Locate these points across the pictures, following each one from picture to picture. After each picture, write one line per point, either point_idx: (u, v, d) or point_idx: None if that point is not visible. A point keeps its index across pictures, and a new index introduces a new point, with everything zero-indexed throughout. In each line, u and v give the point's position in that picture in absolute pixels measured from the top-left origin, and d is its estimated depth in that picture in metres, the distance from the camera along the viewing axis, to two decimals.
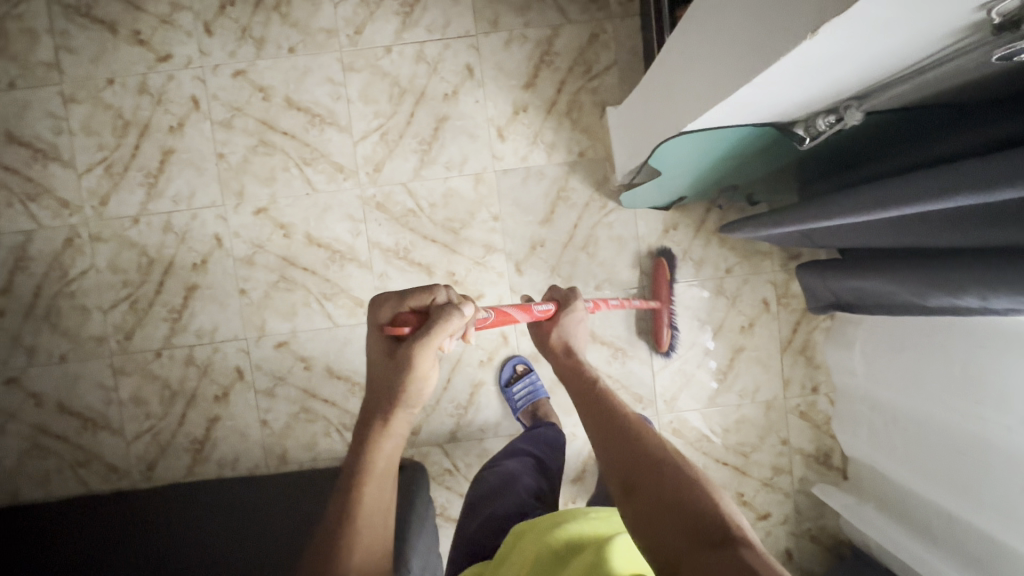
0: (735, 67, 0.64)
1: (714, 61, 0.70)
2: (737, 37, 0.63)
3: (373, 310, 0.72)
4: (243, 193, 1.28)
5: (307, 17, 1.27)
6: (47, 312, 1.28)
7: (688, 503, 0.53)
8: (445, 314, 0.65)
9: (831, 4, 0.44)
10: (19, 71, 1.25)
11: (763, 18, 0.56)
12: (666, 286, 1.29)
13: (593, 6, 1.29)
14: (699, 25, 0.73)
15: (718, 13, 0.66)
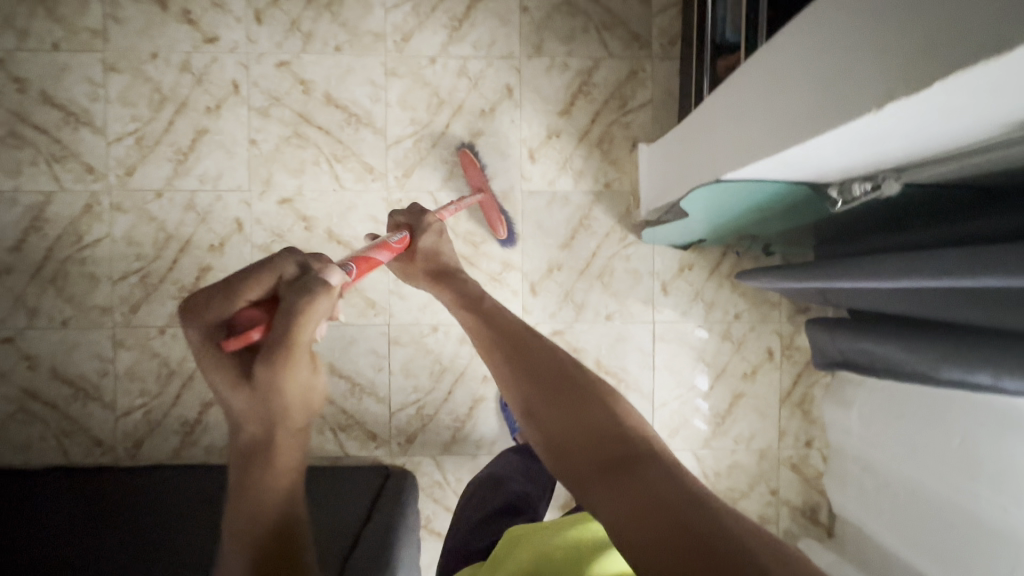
0: (789, 127, 0.66)
1: (765, 118, 0.72)
2: (794, 99, 0.65)
3: (190, 321, 0.54)
4: (269, 181, 1.29)
5: (357, 18, 1.29)
6: (55, 275, 1.27)
7: (600, 433, 0.58)
8: (313, 296, 0.52)
9: (904, 82, 0.46)
10: (64, 33, 1.25)
11: (827, 87, 0.58)
12: (478, 173, 1.21)
13: (635, 45, 1.33)
14: (755, 78, 0.75)
15: (778, 73, 0.68)
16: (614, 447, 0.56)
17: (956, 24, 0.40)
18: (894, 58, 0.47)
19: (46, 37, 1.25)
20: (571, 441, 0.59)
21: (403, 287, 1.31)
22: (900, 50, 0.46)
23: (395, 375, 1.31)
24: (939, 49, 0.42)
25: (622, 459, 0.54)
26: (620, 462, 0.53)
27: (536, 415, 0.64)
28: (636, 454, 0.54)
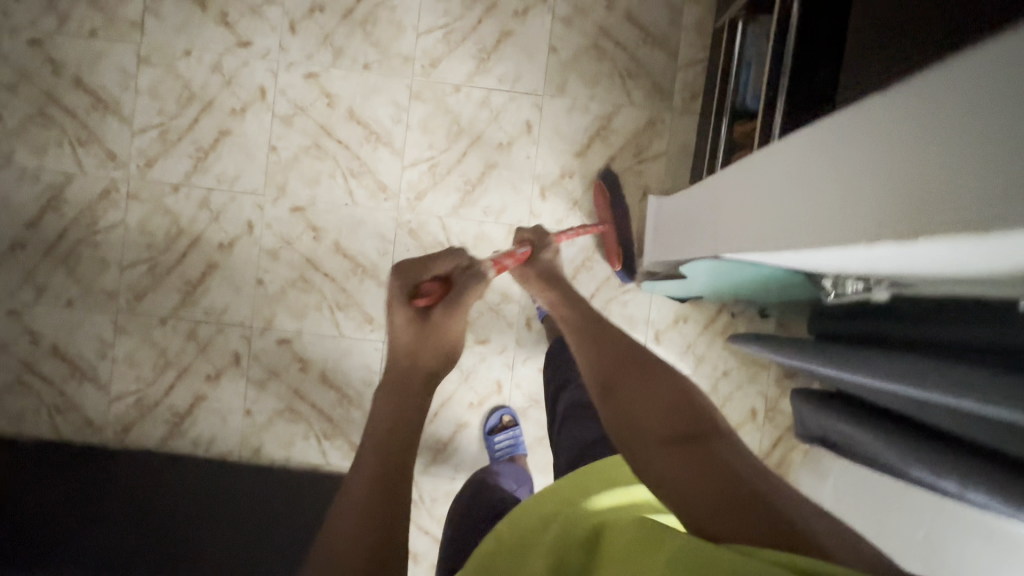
0: (784, 233, 0.69)
1: (765, 215, 0.75)
2: (791, 208, 0.68)
3: (395, 280, 0.69)
4: (284, 188, 1.32)
5: (389, 39, 1.31)
6: (67, 256, 1.30)
7: (666, 404, 0.57)
8: (482, 278, 0.70)
9: (887, 232, 0.49)
10: (103, 22, 1.29)
11: (822, 207, 0.60)
12: (605, 209, 1.29)
13: (658, 96, 1.35)
14: (762, 168, 0.78)
15: (785, 171, 0.71)
16: (679, 419, 0.55)
17: (936, 189, 0.43)
18: (883, 199, 0.49)
19: (85, 23, 1.28)
20: (633, 417, 0.57)
21: None
22: (889, 194, 0.49)
23: None
24: (918, 208, 0.45)
25: (686, 431, 0.53)
26: (686, 437, 0.53)
27: (611, 389, 0.62)
28: (698, 427, 0.54)
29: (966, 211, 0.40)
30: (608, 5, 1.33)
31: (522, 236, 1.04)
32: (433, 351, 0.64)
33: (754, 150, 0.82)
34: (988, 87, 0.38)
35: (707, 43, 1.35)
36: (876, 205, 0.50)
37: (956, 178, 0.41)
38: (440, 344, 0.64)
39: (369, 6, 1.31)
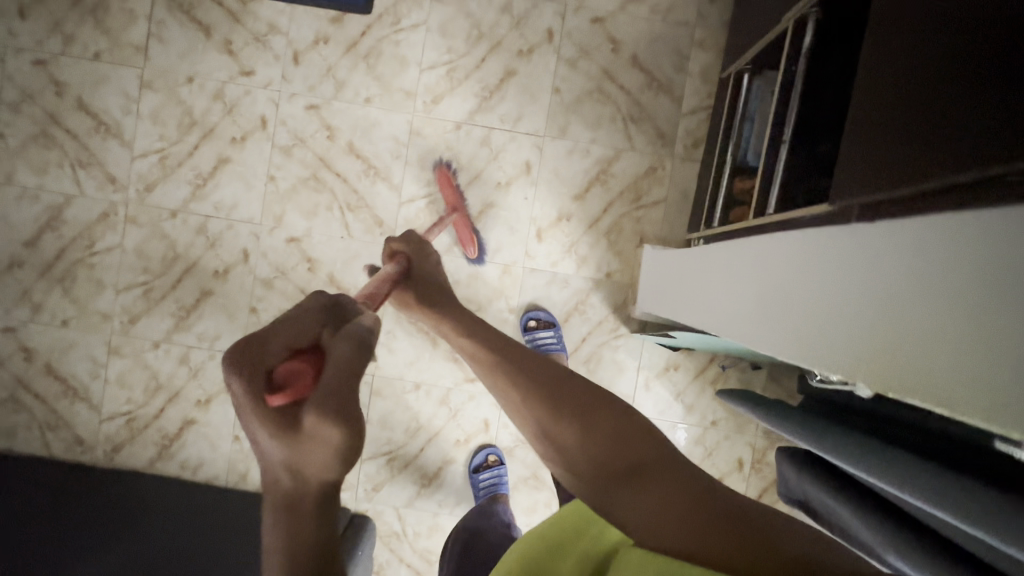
0: (771, 333, 0.68)
1: (754, 307, 0.74)
2: (780, 310, 0.67)
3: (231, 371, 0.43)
4: (281, 219, 1.32)
5: (392, 73, 1.31)
6: (63, 276, 1.32)
7: (617, 448, 0.56)
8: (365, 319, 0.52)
9: (868, 372, 0.48)
10: (108, 45, 1.29)
11: (809, 321, 0.60)
12: (451, 189, 1.28)
13: (659, 142, 1.34)
14: (762, 259, 0.77)
15: (783, 270, 0.69)
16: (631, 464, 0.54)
17: (931, 345, 0.42)
18: (877, 336, 0.48)
19: (90, 46, 1.29)
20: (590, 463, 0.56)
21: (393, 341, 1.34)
22: (883, 332, 0.47)
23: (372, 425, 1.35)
24: (912, 358, 0.43)
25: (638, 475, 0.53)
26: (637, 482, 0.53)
27: (554, 435, 0.60)
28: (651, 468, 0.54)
29: (947, 382, 0.39)
30: (613, 48, 1.32)
31: (392, 246, 0.92)
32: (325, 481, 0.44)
33: (753, 236, 0.82)
34: (979, 262, 0.39)
35: (712, 91, 1.33)
36: (869, 338, 0.49)
37: (939, 344, 0.41)
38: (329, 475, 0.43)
39: (373, 40, 1.31)
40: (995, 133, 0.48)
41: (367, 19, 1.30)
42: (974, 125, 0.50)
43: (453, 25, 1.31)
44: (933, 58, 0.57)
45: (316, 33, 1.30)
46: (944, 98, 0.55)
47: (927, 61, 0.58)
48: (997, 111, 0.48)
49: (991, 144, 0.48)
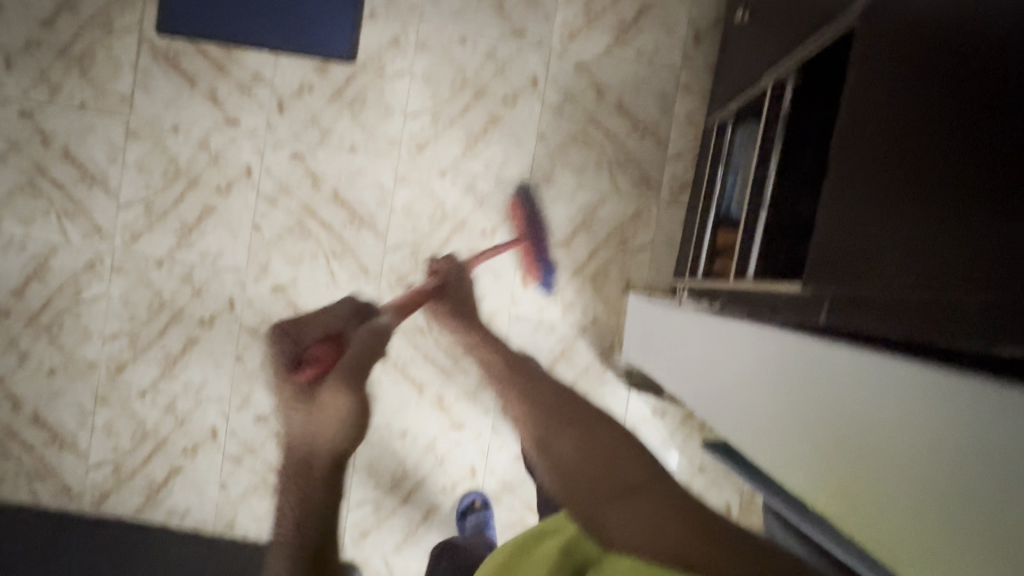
0: (746, 425, 0.71)
1: (728, 393, 0.77)
2: (752, 406, 0.70)
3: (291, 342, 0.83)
4: (266, 267, 1.32)
5: (377, 121, 1.31)
6: (50, 324, 1.32)
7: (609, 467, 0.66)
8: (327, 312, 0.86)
9: (838, 504, 0.52)
10: (93, 95, 1.29)
11: (780, 430, 0.63)
12: (526, 224, 1.29)
13: (645, 187, 1.33)
14: (728, 344, 0.79)
15: (752, 365, 0.71)
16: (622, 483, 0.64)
17: (901, 487, 0.44)
18: (853, 467, 0.50)
19: (76, 95, 1.29)
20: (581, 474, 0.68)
21: (379, 387, 1.34)
22: (856, 458, 0.50)
23: (358, 472, 1.35)
24: (883, 508, 0.46)
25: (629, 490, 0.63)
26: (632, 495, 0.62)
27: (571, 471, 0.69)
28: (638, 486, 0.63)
29: (910, 542, 0.43)
30: (598, 93, 1.32)
31: (434, 266, 1.17)
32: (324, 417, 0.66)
33: (725, 315, 0.83)
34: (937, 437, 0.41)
35: (698, 135, 1.33)
36: (843, 458, 0.52)
37: (903, 504, 0.44)
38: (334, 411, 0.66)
39: (358, 88, 1.31)
40: (947, 275, 0.49)
41: (352, 66, 1.31)
42: (924, 260, 0.52)
43: (437, 72, 1.31)
44: (888, 180, 0.60)
45: (300, 81, 1.31)
46: (901, 224, 0.56)
47: (883, 183, 0.60)
48: (949, 255, 0.49)
49: (940, 286, 0.50)
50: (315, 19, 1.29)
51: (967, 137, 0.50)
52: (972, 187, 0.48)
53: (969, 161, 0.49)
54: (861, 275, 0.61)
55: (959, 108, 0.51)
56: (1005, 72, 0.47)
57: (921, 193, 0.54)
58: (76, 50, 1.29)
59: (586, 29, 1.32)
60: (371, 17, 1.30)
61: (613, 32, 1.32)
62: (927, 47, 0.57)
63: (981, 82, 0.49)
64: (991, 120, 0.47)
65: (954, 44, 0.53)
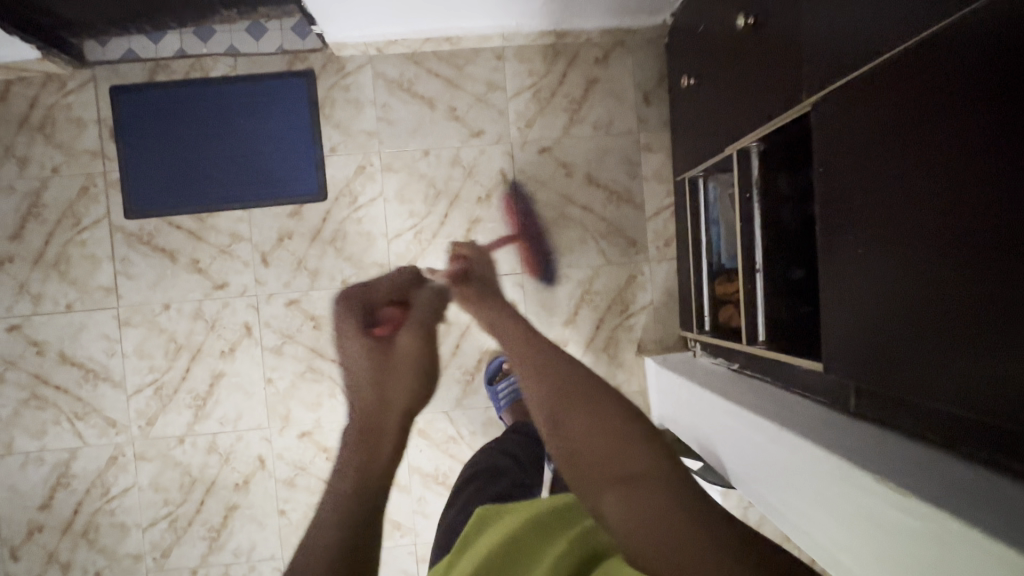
0: (795, 521, 0.78)
1: (772, 485, 0.83)
2: (800, 508, 0.76)
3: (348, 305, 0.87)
4: (288, 417, 1.32)
5: (362, 250, 1.32)
6: (86, 528, 1.30)
7: (622, 441, 0.49)
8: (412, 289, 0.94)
9: None
10: (78, 293, 1.29)
11: (832, 542, 0.69)
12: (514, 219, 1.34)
13: (633, 250, 1.36)
14: (756, 428, 0.87)
15: (794, 467, 0.77)
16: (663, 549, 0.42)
17: None
18: None
19: (60, 299, 1.28)
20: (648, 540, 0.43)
21: (426, 506, 1.34)
22: (886, 560, 0.59)
23: None
24: None
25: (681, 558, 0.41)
26: (643, 485, 0.46)
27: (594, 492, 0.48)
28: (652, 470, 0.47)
29: None
30: (566, 172, 1.35)
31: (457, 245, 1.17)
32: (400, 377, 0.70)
33: (755, 412, 0.88)
34: None
35: (670, 189, 1.37)
36: (883, 563, 0.60)
37: None
38: (403, 370, 0.71)
39: (336, 223, 1.32)
40: (974, 384, 0.57)
41: (325, 204, 1.32)
42: (940, 375, 0.60)
43: (409, 189, 1.32)
44: (895, 273, 0.65)
45: (278, 230, 1.31)
46: (915, 320, 0.63)
47: (891, 276, 0.66)
48: (961, 375, 0.58)
49: (962, 402, 0.58)
50: (278, 168, 1.31)
51: (954, 281, 0.57)
52: (966, 326, 0.56)
53: (967, 299, 0.56)
54: (875, 372, 0.70)
55: (947, 251, 0.58)
56: (988, 227, 0.53)
57: (921, 312, 0.62)
58: (51, 254, 1.28)
59: (541, 114, 1.35)
60: (332, 152, 1.31)
61: (566, 111, 1.35)
62: (904, 170, 0.63)
63: (965, 229, 0.56)
64: (976, 275, 0.55)
65: (933, 176, 0.59)
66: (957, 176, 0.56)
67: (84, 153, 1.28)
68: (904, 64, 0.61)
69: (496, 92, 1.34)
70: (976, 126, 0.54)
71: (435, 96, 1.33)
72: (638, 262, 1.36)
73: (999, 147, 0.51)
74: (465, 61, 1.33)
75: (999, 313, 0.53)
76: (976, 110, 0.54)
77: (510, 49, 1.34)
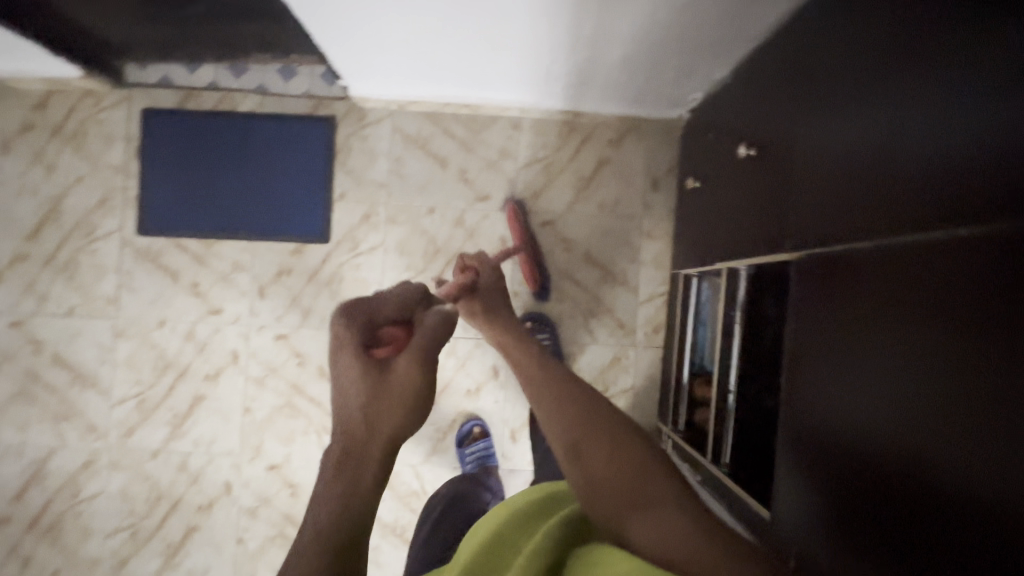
0: None
1: None
2: None
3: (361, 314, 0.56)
4: (260, 448, 1.34)
5: (355, 296, 1.35)
6: (51, 527, 1.33)
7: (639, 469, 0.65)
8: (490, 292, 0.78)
9: None
10: (80, 299, 1.34)
11: None
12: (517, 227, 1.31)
13: (621, 333, 1.37)
14: None
15: None
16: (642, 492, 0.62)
17: None
18: None
19: (63, 302, 1.33)
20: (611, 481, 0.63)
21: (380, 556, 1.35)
22: None
23: None
24: None
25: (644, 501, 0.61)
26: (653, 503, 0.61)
27: (580, 453, 0.67)
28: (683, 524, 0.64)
29: None
30: (565, 247, 1.37)
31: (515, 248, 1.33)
32: (387, 414, 0.52)
33: None
34: None
35: (666, 278, 1.37)
36: None
37: None
38: (399, 402, 0.53)
39: (334, 266, 1.35)
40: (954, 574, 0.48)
41: (326, 247, 1.35)
42: (896, 549, 0.55)
43: (409, 243, 1.35)
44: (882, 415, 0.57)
45: (278, 265, 1.35)
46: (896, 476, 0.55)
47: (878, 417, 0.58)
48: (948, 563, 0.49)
49: None
50: (287, 205, 1.35)
51: (942, 447, 0.49)
52: (921, 502, 0.51)
53: (952, 471, 0.48)
54: (852, 522, 0.62)
55: (937, 407, 0.50)
56: (985, 392, 0.45)
57: (905, 470, 0.53)
58: (62, 258, 1.34)
59: (548, 187, 1.37)
60: (341, 197, 1.35)
61: (574, 187, 1.37)
62: (900, 309, 0.56)
63: (922, 394, 0.52)
64: (966, 448, 0.47)
65: (899, 333, 0.56)
66: (918, 337, 0.53)
67: (108, 167, 1.34)
68: (886, 214, 0.59)
69: (508, 160, 1.36)
70: (940, 289, 0.51)
71: (448, 156, 1.36)
72: (625, 344, 1.37)
73: (960, 315, 0.48)
74: (482, 126, 1.36)
75: (953, 495, 0.48)
76: (944, 274, 0.51)
77: (527, 120, 1.36)
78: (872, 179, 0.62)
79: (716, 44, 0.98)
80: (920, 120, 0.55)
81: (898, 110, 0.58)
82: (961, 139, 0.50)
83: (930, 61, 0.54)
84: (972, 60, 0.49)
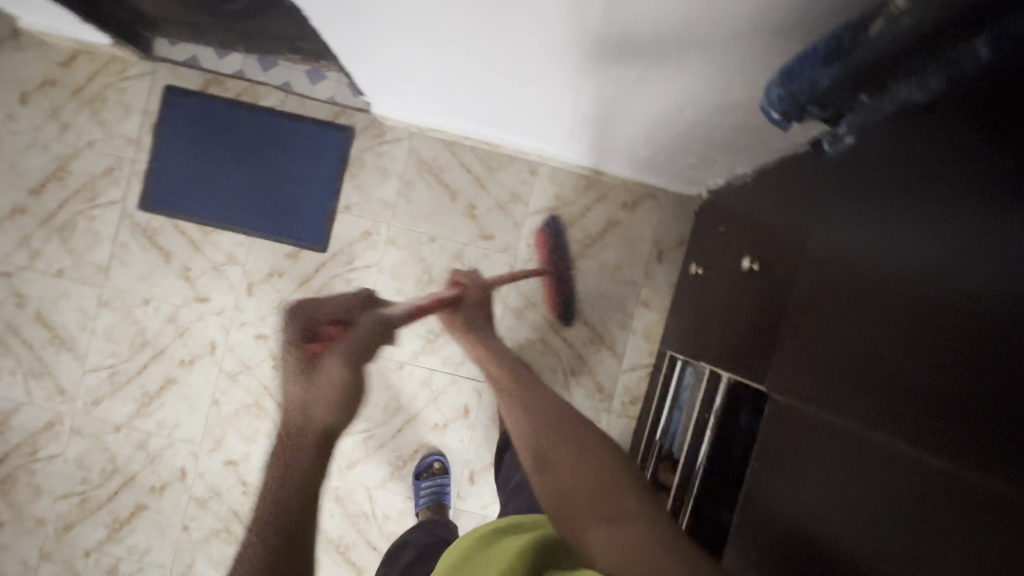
0: None
1: None
2: None
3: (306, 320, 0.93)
4: (221, 441, 1.34)
5: None
6: (4, 479, 1.34)
7: (595, 488, 0.58)
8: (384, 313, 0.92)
9: None
10: (71, 263, 1.33)
11: None
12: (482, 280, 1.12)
13: (598, 396, 1.36)
14: None
15: None
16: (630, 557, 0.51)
17: None
18: None
19: (54, 262, 1.33)
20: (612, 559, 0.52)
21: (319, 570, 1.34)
22: None
23: None
24: None
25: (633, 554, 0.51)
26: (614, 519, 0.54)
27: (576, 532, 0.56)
28: (639, 513, 0.54)
29: None
30: (559, 301, 1.35)
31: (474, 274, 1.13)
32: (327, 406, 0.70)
33: None
34: None
35: (653, 351, 1.36)
36: None
37: None
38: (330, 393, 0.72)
39: (326, 277, 1.34)
40: None
41: (322, 256, 1.34)
42: None
43: (405, 268, 1.34)
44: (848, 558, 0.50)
45: (271, 266, 1.34)
46: None
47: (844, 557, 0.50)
48: None
49: None
50: (290, 207, 1.34)
51: None
52: None
53: None
54: None
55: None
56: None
57: None
58: (61, 219, 1.33)
59: (553, 238, 1.35)
60: (346, 210, 1.34)
61: (579, 243, 1.35)
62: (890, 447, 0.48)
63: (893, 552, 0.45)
64: None
65: (880, 464, 0.49)
66: (898, 474, 0.46)
67: (121, 137, 1.33)
68: (875, 333, 0.52)
69: (518, 204, 1.35)
70: (932, 432, 0.44)
71: (459, 189, 1.34)
72: (600, 408, 1.36)
73: (942, 464, 0.42)
74: (499, 165, 1.34)
75: None
76: (923, 423, 0.45)
77: (545, 167, 1.34)
78: (864, 282, 0.56)
79: (741, 146, 0.96)
80: (948, 237, 0.46)
81: (909, 225, 0.51)
82: (991, 273, 0.41)
83: (968, 170, 0.45)
84: (991, 194, 0.42)
